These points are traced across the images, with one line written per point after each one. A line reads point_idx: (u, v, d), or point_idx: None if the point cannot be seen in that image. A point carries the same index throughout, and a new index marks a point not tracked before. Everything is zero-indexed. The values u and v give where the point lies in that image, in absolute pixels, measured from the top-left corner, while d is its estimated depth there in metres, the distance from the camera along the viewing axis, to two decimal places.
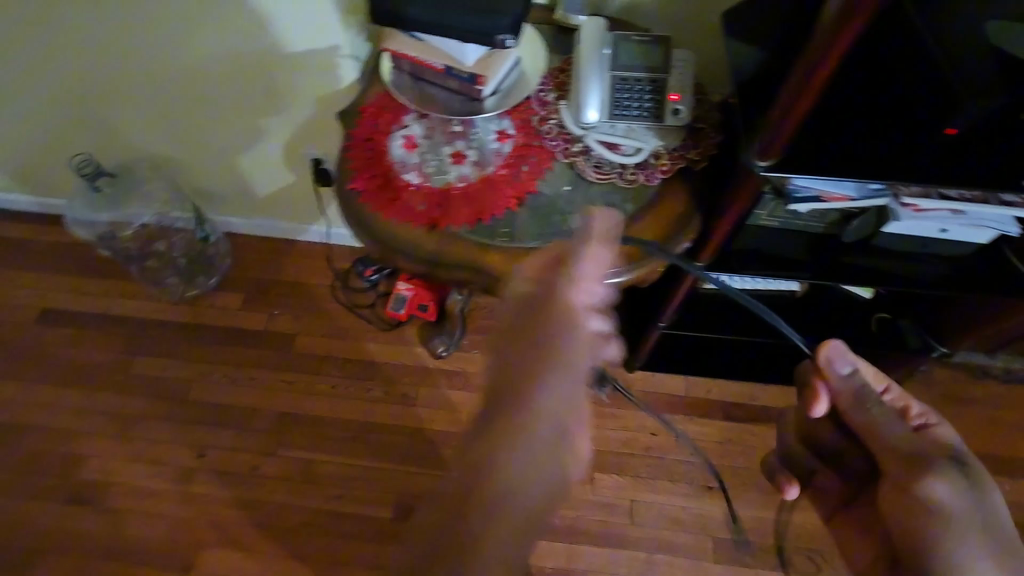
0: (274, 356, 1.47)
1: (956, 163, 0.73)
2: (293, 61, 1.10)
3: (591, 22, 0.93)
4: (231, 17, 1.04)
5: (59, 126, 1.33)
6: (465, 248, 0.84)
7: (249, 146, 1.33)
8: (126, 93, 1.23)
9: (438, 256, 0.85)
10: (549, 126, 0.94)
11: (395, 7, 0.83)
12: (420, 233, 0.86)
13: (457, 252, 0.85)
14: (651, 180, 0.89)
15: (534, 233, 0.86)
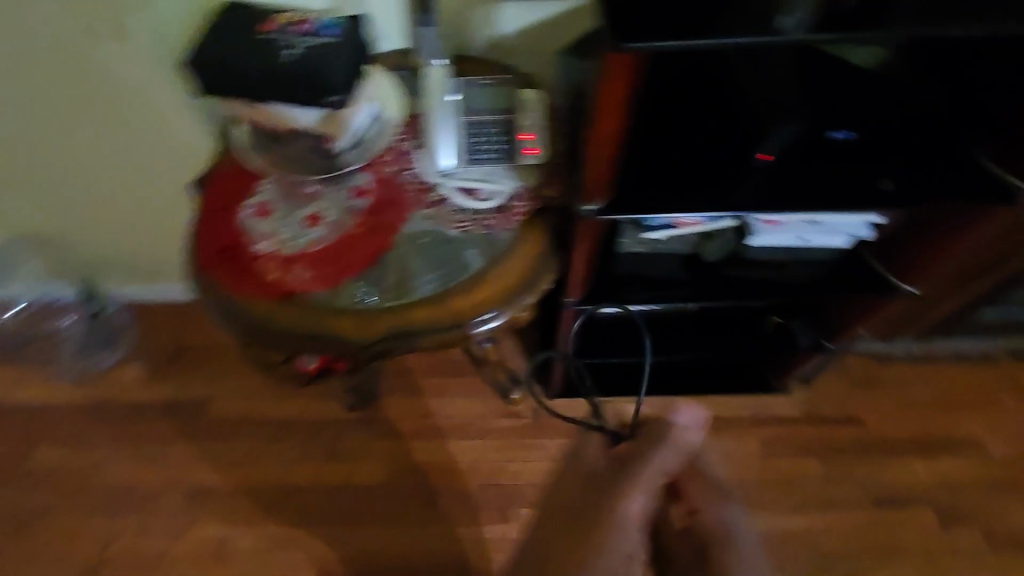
0: (183, 428, 1.41)
1: (777, 186, 0.74)
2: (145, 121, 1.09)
3: (437, 69, 0.92)
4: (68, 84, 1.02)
5: None
6: (319, 317, 0.83)
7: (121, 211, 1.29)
8: None
9: (292, 328, 0.83)
10: (407, 177, 0.94)
11: (219, 78, 0.80)
12: (274, 306, 0.84)
13: (312, 321, 0.83)
14: (508, 224, 0.90)
15: (392, 290, 0.84)
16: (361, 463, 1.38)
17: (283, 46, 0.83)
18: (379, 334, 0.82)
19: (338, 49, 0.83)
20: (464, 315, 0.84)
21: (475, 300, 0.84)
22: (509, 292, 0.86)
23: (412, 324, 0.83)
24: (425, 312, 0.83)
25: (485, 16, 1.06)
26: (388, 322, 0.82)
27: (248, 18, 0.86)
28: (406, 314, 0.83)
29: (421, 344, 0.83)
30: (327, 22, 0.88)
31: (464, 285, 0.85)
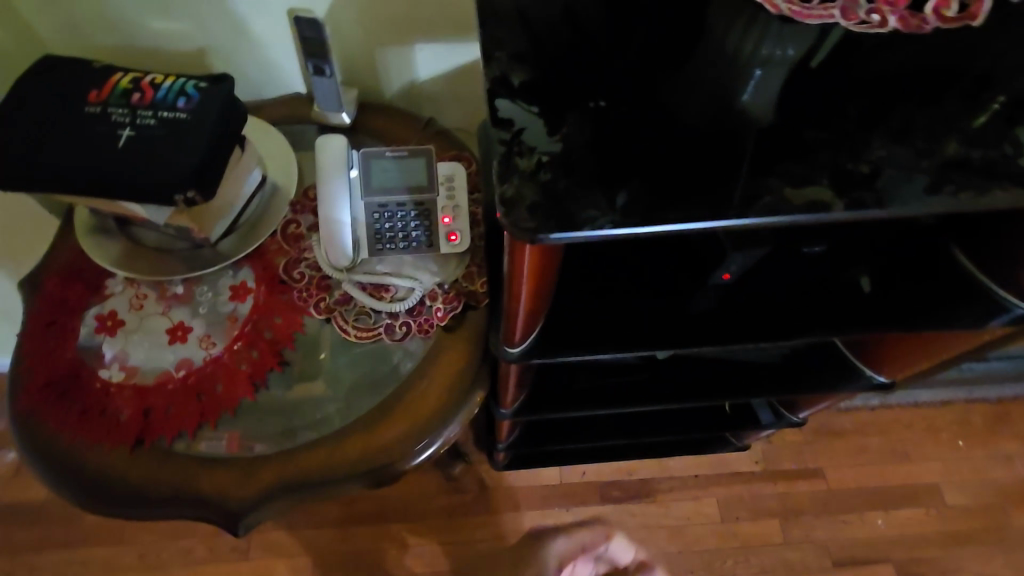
0: (63, 530, 1.21)
1: (737, 312, 0.69)
2: None
3: (329, 140, 0.72)
4: None
5: None
6: (182, 469, 0.66)
7: None
8: None
9: (145, 484, 0.66)
10: (300, 272, 0.76)
11: (22, 172, 0.60)
12: (119, 458, 0.66)
13: (171, 475, 0.66)
14: (427, 331, 0.74)
15: (280, 429, 0.69)
16: (279, 559, 1.22)
17: (109, 128, 0.63)
18: (258, 493, 0.66)
19: (186, 128, 0.64)
20: (368, 458, 0.68)
21: (382, 438, 0.69)
22: (424, 423, 0.70)
23: (300, 475, 0.67)
24: (319, 458, 0.68)
25: (396, 61, 0.88)
26: (270, 475, 0.67)
27: (63, 86, 0.65)
28: (294, 462, 0.67)
29: (313, 500, 0.67)
30: (170, 83, 0.66)
31: (369, 419, 0.70)
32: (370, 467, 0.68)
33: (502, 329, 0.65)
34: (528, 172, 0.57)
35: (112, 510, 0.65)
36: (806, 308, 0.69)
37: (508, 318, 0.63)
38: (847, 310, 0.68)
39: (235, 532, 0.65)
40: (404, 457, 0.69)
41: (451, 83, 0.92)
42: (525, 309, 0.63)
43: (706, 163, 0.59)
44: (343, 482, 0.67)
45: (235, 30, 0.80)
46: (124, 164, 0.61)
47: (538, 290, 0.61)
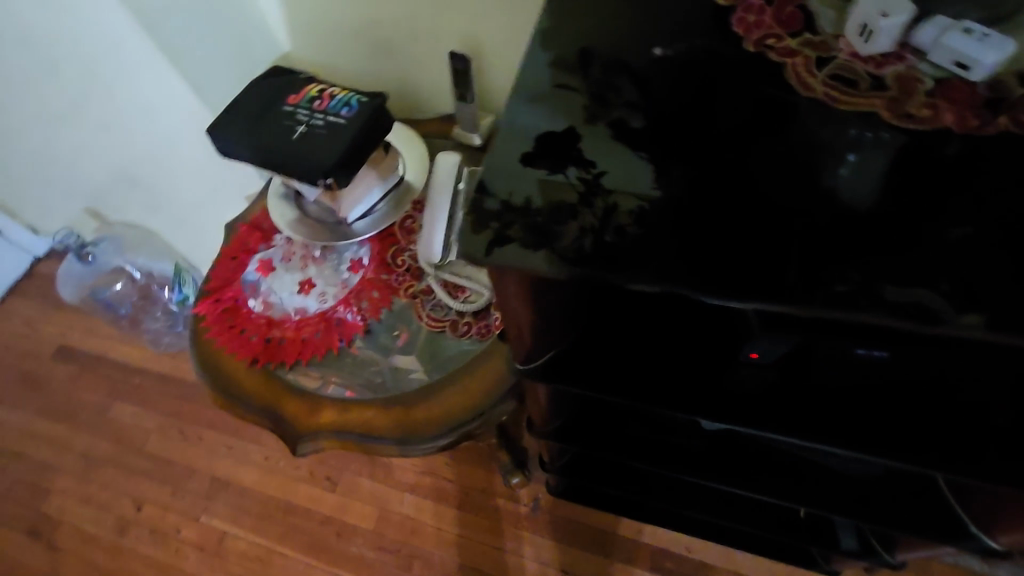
0: (223, 418, 1.57)
1: (777, 400, 0.64)
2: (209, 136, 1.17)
3: (449, 155, 0.85)
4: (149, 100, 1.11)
5: (59, 180, 1.51)
6: (275, 389, 0.84)
7: (203, 209, 1.42)
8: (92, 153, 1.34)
9: (249, 391, 0.85)
10: (404, 260, 0.91)
11: (230, 146, 0.84)
12: (241, 368, 0.87)
13: (267, 391, 0.84)
14: (484, 335, 0.83)
15: (349, 381, 0.83)
16: (352, 501, 1.40)
17: (292, 123, 0.84)
18: (319, 427, 0.81)
19: (340, 129, 0.82)
20: (405, 429, 0.79)
21: (420, 415, 0.79)
22: (457, 412, 0.79)
23: (352, 424, 0.80)
24: (369, 415, 0.80)
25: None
26: (330, 415, 0.81)
27: (276, 88, 0.89)
28: (349, 412, 0.81)
29: (356, 447, 0.80)
30: (342, 95, 0.86)
31: (415, 396, 0.81)
32: (404, 437, 0.78)
33: (512, 345, 0.67)
34: (559, 208, 0.58)
35: (224, 402, 0.85)
36: (867, 416, 0.61)
37: (517, 332, 0.64)
38: (917, 432, 0.58)
39: (296, 450, 0.81)
40: (433, 436, 0.78)
41: None
42: (530, 329, 0.64)
43: (770, 241, 0.54)
44: (382, 441, 0.79)
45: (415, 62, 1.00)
46: (291, 149, 0.82)
47: (547, 311, 0.64)
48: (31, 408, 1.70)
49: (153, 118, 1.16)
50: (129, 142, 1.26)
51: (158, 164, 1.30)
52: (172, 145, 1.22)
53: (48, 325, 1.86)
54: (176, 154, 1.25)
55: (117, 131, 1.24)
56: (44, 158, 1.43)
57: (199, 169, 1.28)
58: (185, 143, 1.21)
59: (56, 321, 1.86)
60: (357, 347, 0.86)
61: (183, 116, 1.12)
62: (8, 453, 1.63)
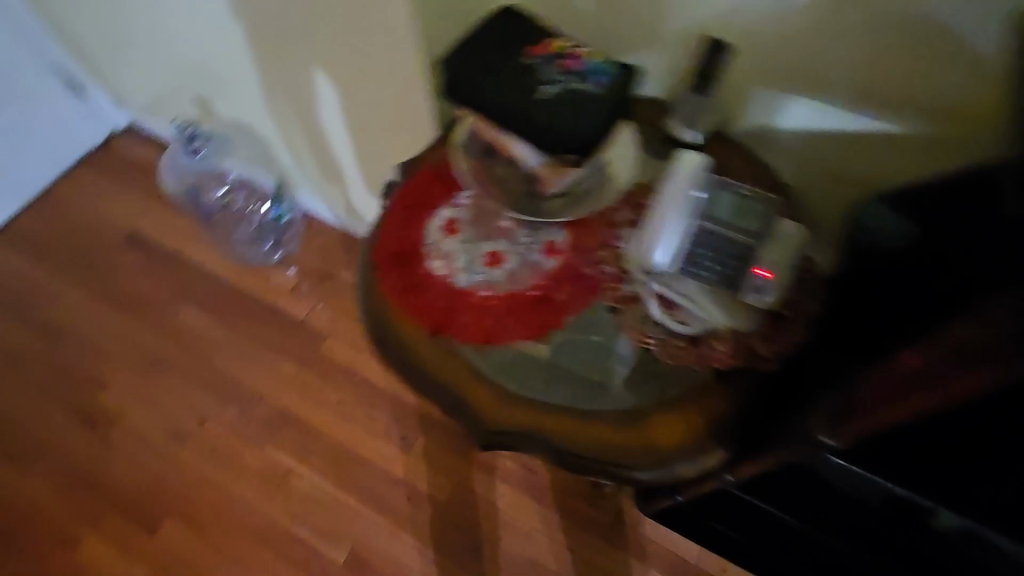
0: (301, 350, 1.51)
1: None
2: (368, 85, 1.07)
3: (693, 154, 0.78)
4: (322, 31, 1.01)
5: (181, 69, 1.42)
6: (455, 370, 0.75)
7: (326, 143, 1.32)
8: (232, 55, 1.24)
9: (426, 367, 0.75)
10: (606, 255, 0.82)
11: (469, 88, 0.74)
12: (418, 335, 0.77)
13: (447, 372, 0.75)
14: (699, 366, 0.75)
15: (543, 378, 0.75)
16: (427, 467, 1.36)
17: (539, 80, 0.73)
18: (505, 424, 0.73)
19: (595, 101, 0.72)
20: (605, 447, 0.73)
21: (619, 437, 0.73)
22: (660, 443, 0.74)
23: (543, 429, 0.73)
24: (565, 424, 0.73)
25: (770, 105, 0.92)
26: (519, 415, 0.73)
27: (512, 32, 0.77)
28: (541, 416, 0.73)
29: (546, 456, 0.74)
30: (594, 59, 0.75)
31: (617, 415, 0.74)
32: (601, 455, 0.73)
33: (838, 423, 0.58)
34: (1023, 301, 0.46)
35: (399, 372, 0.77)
36: None
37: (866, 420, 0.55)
38: None
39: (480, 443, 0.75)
40: (636, 463, 0.73)
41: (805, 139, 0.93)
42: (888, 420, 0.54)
43: None
44: (577, 454, 0.73)
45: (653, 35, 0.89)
46: (540, 110, 0.72)
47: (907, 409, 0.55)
48: (93, 290, 1.60)
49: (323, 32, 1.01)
50: (279, 59, 1.15)
51: (306, 80, 1.15)
52: (330, 66, 1.08)
53: (118, 207, 1.75)
54: (330, 75, 1.10)
55: (271, 31, 1.09)
56: (177, 45, 1.35)
57: (340, 109, 1.18)
58: (347, 70, 1.06)
59: (127, 205, 1.75)
60: (547, 341, 0.77)
61: (362, 39, 0.97)
62: (63, 332, 1.54)
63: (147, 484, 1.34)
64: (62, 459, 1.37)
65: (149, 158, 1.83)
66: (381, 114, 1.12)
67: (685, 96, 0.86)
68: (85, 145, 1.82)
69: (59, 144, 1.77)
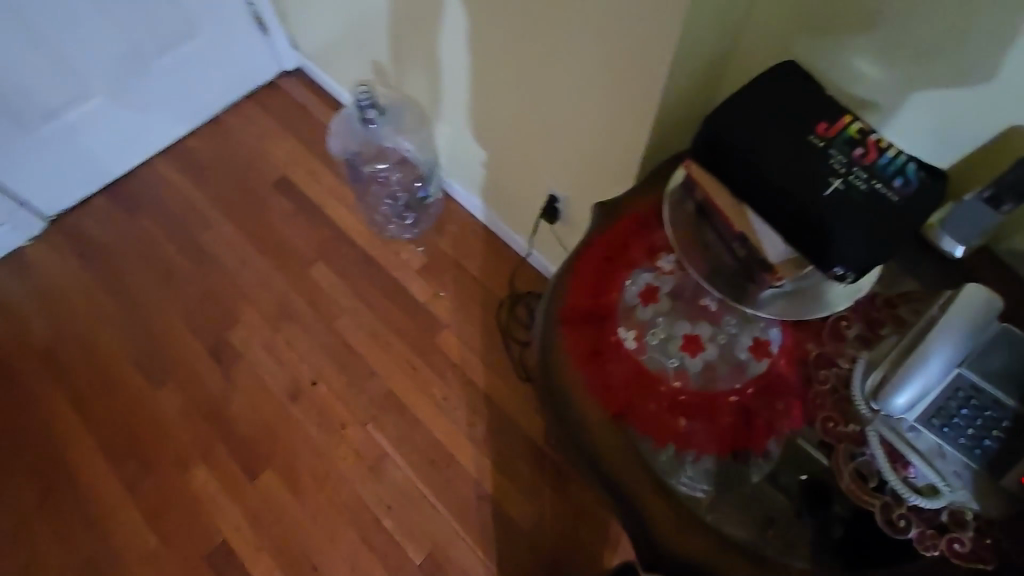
0: (418, 335, 1.50)
1: None
2: (580, 106, 1.04)
3: (983, 291, 0.64)
4: (553, 42, 0.99)
5: (374, 38, 1.43)
6: (632, 468, 0.66)
7: (506, 143, 1.30)
8: (437, 36, 1.22)
9: (598, 453, 0.68)
10: (824, 375, 0.70)
11: (737, 159, 0.63)
12: (598, 416, 0.69)
13: (621, 467, 0.66)
14: (929, 548, 0.61)
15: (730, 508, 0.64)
16: (519, 490, 1.31)
17: (824, 170, 0.61)
18: (677, 548, 0.63)
19: (893, 214, 0.59)
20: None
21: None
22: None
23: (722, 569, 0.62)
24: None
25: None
26: (695, 544, 0.63)
27: (797, 99, 0.66)
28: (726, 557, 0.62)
29: None
30: (894, 154, 0.62)
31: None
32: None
33: None
34: None
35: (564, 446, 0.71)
36: None
37: None
38: None
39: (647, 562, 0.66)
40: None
41: None
42: None
43: None
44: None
45: (935, 122, 0.75)
46: (825, 211, 0.59)
47: None
48: (241, 226, 1.67)
49: (546, 41, 1.00)
50: (491, 53, 1.13)
51: (512, 78, 1.14)
52: (539, 73, 1.07)
53: (276, 148, 1.79)
54: (536, 82, 1.09)
55: (492, 30, 1.09)
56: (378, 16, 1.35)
57: (538, 117, 1.16)
58: (555, 80, 1.05)
59: (284, 149, 1.79)
60: (739, 463, 0.67)
61: (586, 58, 0.95)
62: (209, 260, 1.62)
63: (256, 430, 1.38)
64: (187, 383, 1.44)
65: (312, 105, 1.87)
66: (582, 135, 1.09)
67: (967, 198, 0.71)
68: (257, 81, 1.88)
69: (237, 76, 1.83)
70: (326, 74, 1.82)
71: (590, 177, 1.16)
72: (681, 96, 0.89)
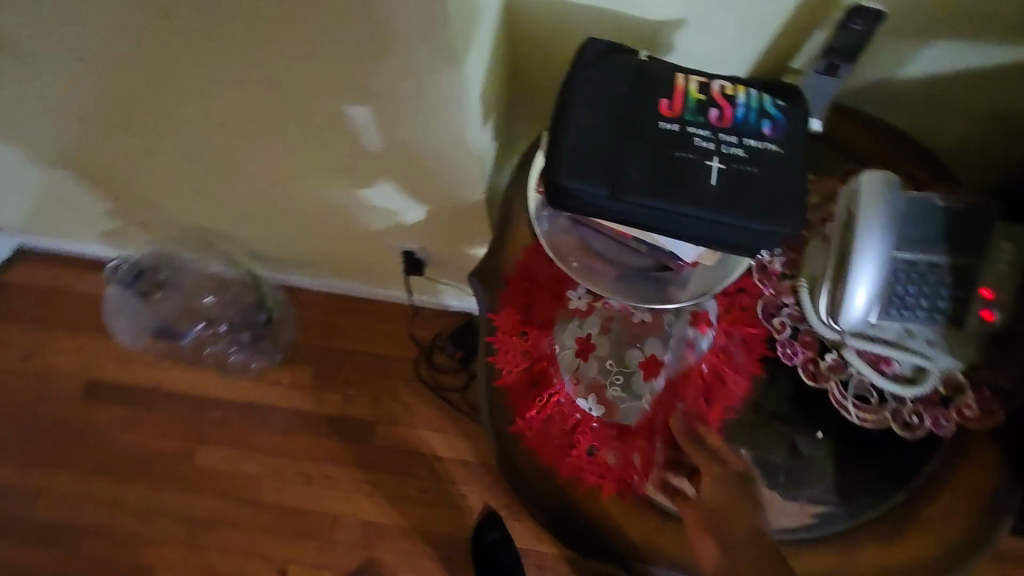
0: (355, 449, 1.31)
1: None
2: (376, 160, 0.85)
3: (876, 173, 0.61)
4: (296, 108, 0.78)
5: (84, 186, 1.11)
6: (670, 533, 0.62)
7: (315, 221, 1.08)
8: (158, 148, 0.95)
9: (630, 542, 0.63)
10: (779, 322, 0.66)
11: (602, 188, 0.51)
12: (615, 505, 0.64)
13: (658, 538, 0.63)
14: (944, 427, 0.62)
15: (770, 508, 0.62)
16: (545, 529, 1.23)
17: (695, 155, 0.52)
18: None
19: (782, 165, 0.52)
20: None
21: (897, 553, 0.60)
22: (946, 549, 0.60)
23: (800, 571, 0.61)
24: (830, 558, 0.60)
25: (889, 54, 0.71)
26: None
27: (620, 87, 0.55)
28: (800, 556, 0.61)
29: None
30: (745, 96, 0.54)
31: (883, 526, 0.61)
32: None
33: None
34: None
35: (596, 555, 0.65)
36: None
37: None
38: None
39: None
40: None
41: (939, 81, 0.72)
42: None
43: None
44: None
45: (741, 7, 0.68)
46: (720, 199, 0.50)
47: None
48: (79, 467, 1.32)
49: (290, 113, 0.79)
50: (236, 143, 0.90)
51: (277, 158, 0.91)
52: (305, 143, 0.85)
53: (56, 355, 1.41)
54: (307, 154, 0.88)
55: (226, 125, 0.85)
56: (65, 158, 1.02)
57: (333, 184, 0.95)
58: (328, 144, 0.84)
59: (65, 350, 1.41)
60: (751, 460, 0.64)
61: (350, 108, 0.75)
62: (68, 527, 1.28)
63: None
64: None
65: (62, 279, 1.45)
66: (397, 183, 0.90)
67: (806, 80, 0.65)
68: None
69: None
70: (54, 238, 1.41)
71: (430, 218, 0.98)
72: (485, 96, 0.74)
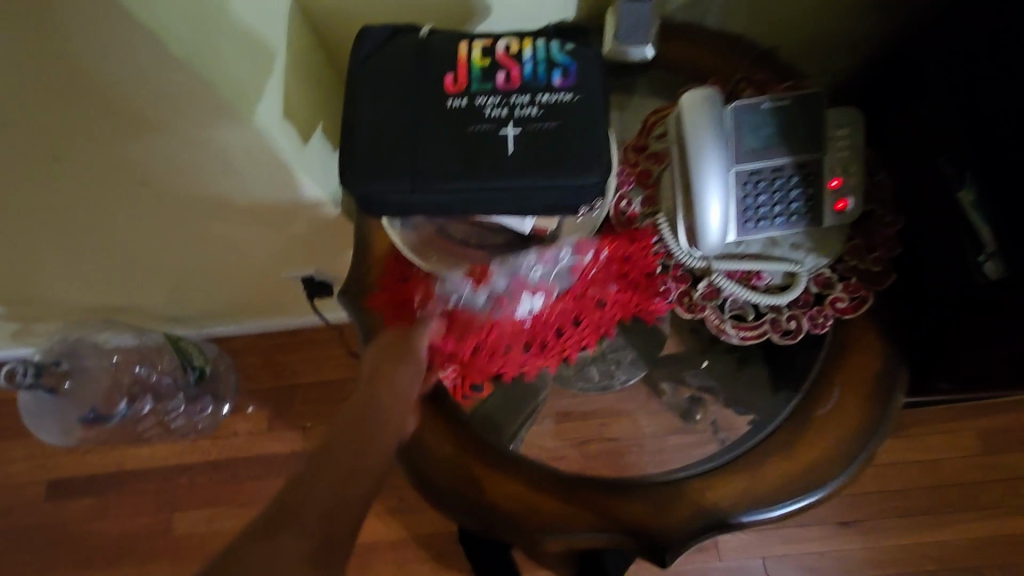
0: None
1: None
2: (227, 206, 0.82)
3: (698, 92, 0.59)
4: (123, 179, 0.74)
5: None
6: (593, 502, 0.62)
7: (204, 271, 1.05)
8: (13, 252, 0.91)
9: (559, 520, 0.62)
10: (649, 262, 0.64)
11: (398, 187, 0.48)
12: (526, 490, 0.63)
13: (585, 509, 0.62)
14: (820, 325, 0.62)
15: (664, 457, 0.64)
16: None
17: (489, 126, 0.49)
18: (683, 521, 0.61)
19: (580, 114, 0.49)
20: (801, 485, 0.59)
21: (804, 458, 0.60)
22: (848, 443, 0.60)
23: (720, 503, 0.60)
24: (742, 482, 0.61)
25: None
26: (687, 508, 0.61)
27: (403, 73, 0.52)
28: (713, 487, 0.61)
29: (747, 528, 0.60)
30: (531, 50, 0.52)
31: (783, 437, 0.62)
32: (801, 496, 0.60)
33: None
34: None
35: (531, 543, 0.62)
36: None
37: None
38: None
39: (662, 563, 0.60)
40: (840, 482, 0.60)
41: None
42: None
43: None
44: (774, 513, 0.60)
45: None
46: (522, 167, 0.48)
47: None
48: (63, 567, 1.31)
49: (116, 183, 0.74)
50: (83, 224, 0.85)
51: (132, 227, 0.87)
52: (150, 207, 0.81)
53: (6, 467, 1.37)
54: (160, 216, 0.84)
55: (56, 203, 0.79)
56: None
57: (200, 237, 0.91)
58: (171, 203, 0.80)
59: (15, 460, 1.37)
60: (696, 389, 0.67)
61: (171, 166, 0.71)
62: None
63: None
64: None
65: None
66: (258, 223, 0.87)
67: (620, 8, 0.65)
68: None
69: None
70: None
71: (312, 243, 0.96)
72: (313, 104, 0.71)
